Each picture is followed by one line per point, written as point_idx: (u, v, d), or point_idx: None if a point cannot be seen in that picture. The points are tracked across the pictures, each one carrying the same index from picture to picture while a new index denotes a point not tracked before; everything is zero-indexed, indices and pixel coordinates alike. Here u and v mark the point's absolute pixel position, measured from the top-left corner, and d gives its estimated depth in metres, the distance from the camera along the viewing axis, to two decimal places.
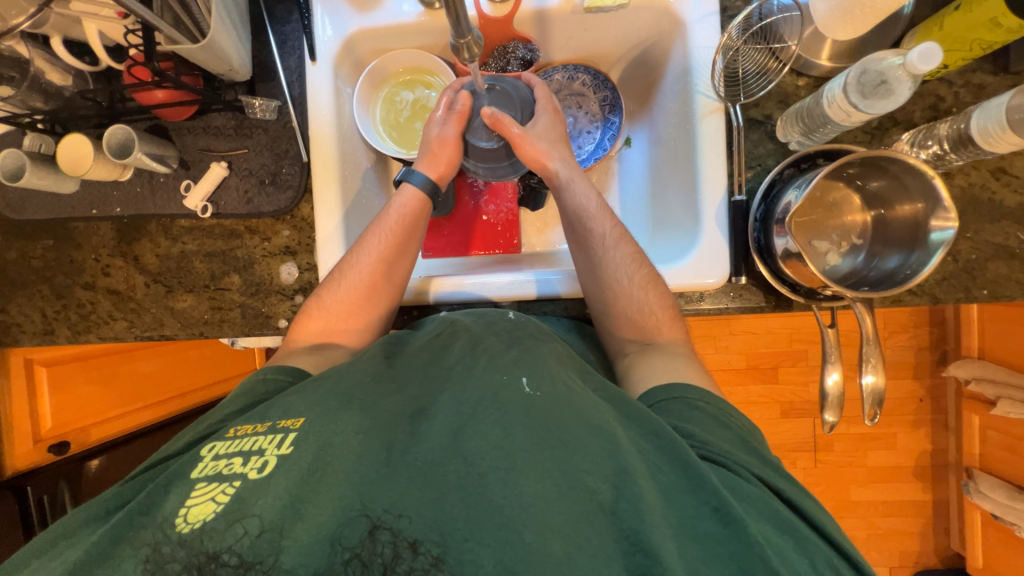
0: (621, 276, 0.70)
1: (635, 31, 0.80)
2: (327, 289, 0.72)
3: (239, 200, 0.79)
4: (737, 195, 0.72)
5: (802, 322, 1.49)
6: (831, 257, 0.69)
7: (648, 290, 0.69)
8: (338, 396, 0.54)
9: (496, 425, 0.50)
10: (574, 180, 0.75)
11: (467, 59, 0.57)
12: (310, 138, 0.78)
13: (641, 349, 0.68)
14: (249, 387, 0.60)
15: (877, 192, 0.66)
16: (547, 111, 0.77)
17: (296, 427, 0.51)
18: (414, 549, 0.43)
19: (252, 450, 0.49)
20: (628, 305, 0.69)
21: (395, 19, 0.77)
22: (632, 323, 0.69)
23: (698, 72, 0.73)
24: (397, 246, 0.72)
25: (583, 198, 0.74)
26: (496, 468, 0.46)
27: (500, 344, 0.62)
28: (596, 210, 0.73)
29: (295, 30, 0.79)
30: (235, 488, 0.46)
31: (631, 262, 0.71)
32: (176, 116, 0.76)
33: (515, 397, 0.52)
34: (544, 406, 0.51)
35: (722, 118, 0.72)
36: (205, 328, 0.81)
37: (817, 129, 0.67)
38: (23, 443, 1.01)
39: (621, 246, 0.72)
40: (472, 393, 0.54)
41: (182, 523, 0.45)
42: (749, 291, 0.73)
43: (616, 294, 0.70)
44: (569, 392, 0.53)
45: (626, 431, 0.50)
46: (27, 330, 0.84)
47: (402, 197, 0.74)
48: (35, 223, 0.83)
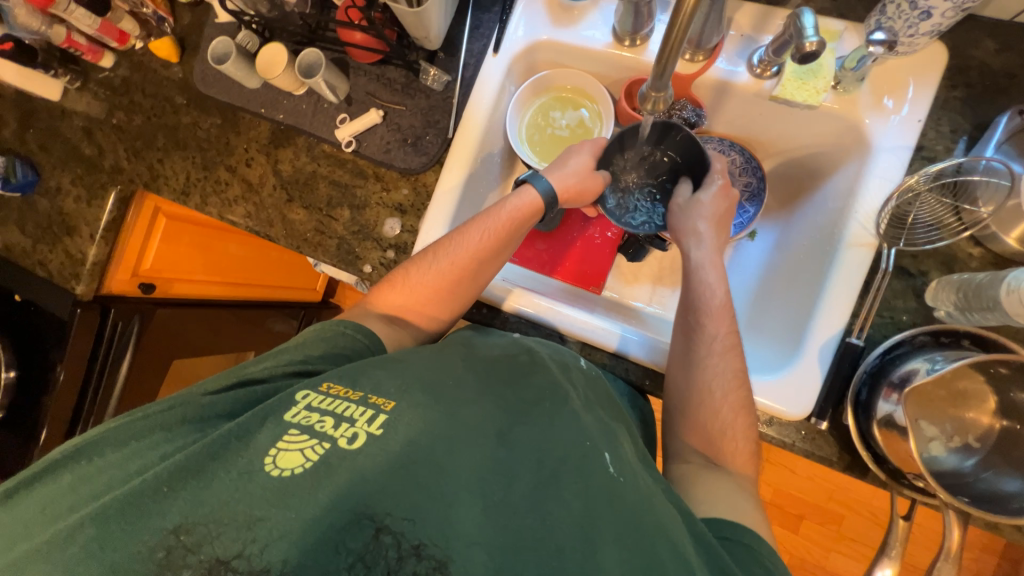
0: (714, 387, 0.63)
1: (811, 136, 0.76)
2: (416, 264, 0.72)
3: (379, 148, 0.85)
4: (854, 337, 0.66)
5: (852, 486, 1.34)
6: (935, 447, 0.61)
7: (739, 417, 0.61)
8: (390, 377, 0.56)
9: (575, 497, 0.46)
10: (705, 267, 0.69)
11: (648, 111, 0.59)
12: (461, 118, 0.82)
13: (703, 465, 0.61)
14: (329, 334, 0.64)
15: (1020, 406, 0.57)
16: (721, 193, 0.72)
17: (386, 409, 0.50)
18: (416, 553, 0.43)
19: (344, 415, 0.50)
20: (709, 419, 0.62)
21: (580, 42, 0.80)
22: (704, 437, 0.62)
23: (865, 200, 0.67)
24: (498, 244, 0.71)
25: (710, 287, 0.68)
26: (574, 548, 0.43)
27: (585, 403, 0.57)
28: (719, 308, 0.67)
29: (490, 21, 0.84)
30: (325, 449, 0.47)
31: (732, 378, 0.63)
32: (362, 58, 0.85)
33: (599, 475, 0.47)
34: (628, 497, 0.46)
35: (869, 255, 0.66)
36: (304, 244, 0.88)
37: (977, 309, 0.60)
38: (126, 271, 1.11)
39: (728, 357, 0.64)
40: (553, 446, 0.50)
41: (271, 465, 0.46)
42: (824, 439, 0.67)
43: (701, 403, 0.63)
44: (649, 492, 0.48)
45: (698, 562, 0.45)
46: (171, 183, 0.97)
47: (520, 196, 0.72)
48: (215, 101, 0.95)
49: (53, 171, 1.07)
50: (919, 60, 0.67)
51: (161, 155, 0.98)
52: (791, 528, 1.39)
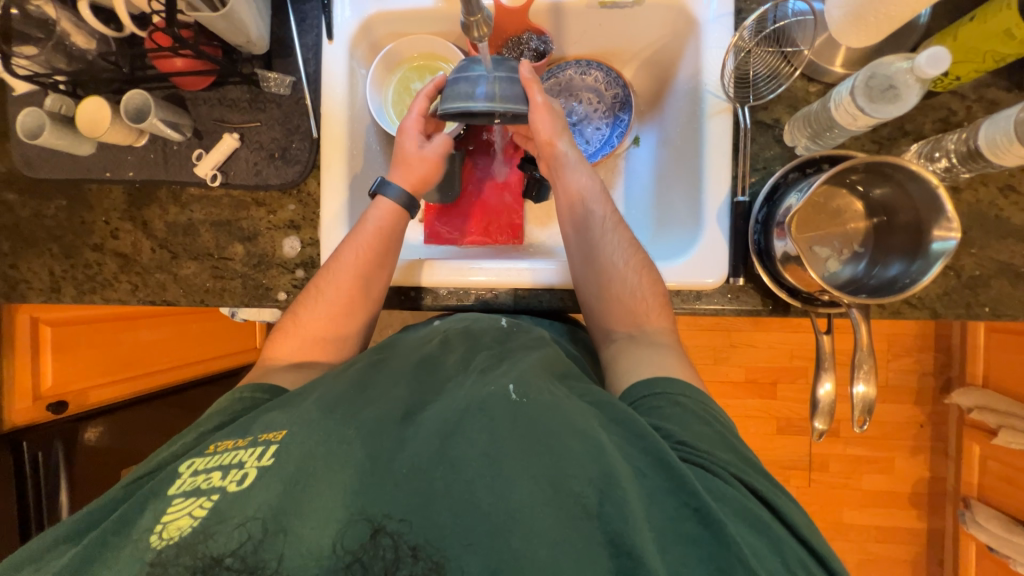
0: (615, 260, 0.70)
1: (652, 30, 0.80)
2: (302, 305, 0.71)
3: (248, 172, 0.80)
4: (740, 195, 0.72)
5: (802, 338, 1.48)
6: (832, 264, 0.68)
7: (643, 276, 0.69)
8: (320, 409, 0.53)
9: (481, 433, 0.48)
10: (579, 165, 0.76)
11: (477, 39, 0.58)
12: (321, 115, 0.79)
13: (626, 338, 0.67)
14: (225, 404, 0.61)
15: (881, 200, 0.65)
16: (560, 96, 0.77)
17: (278, 439, 0.49)
18: (414, 554, 0.42)
19: (232, 462, 0.48)
20: (620, 289, 0.69)
21: (411, 5, 0.79)
22: (622, 310, 0.69)
23: (709, 72, 0.73)
24: (376, 256, 0.72)
25: (583, 180, 0.75)
26: (482, 475, 0.45)
27: (491, 360, 0.61)
28: (596, 192, 0.75)
29: (314, 9, 0.79)
30: (214, 500, 0.45)
31: (627, 247, 0.71)
32: (193, 86, 0.78)
33: (501, 405, 0.50)
34: (531, 410, 0.50)
35: (729, 119, 0.71)
36: (207, 296, 0.82)
37: (823, 133, 0.67)
38: (23, 398, 1.01)
39: (616, 230, 0.72)
40: (458, 401, 0.52)
41: (158, 539, 0.44)
42: (746, 294, 0.73)
43: (609, 278, 0.70)
44: (554, 398, 0.52)
45: (607, 434, 0.49)
46: (35, 286, 0.86)
47: (378, 207, 0.75)
48: (52, 182, 0.85)
49: None
50: None
51: (10, 260, 0.87)
52: (767, 395, 1.51)
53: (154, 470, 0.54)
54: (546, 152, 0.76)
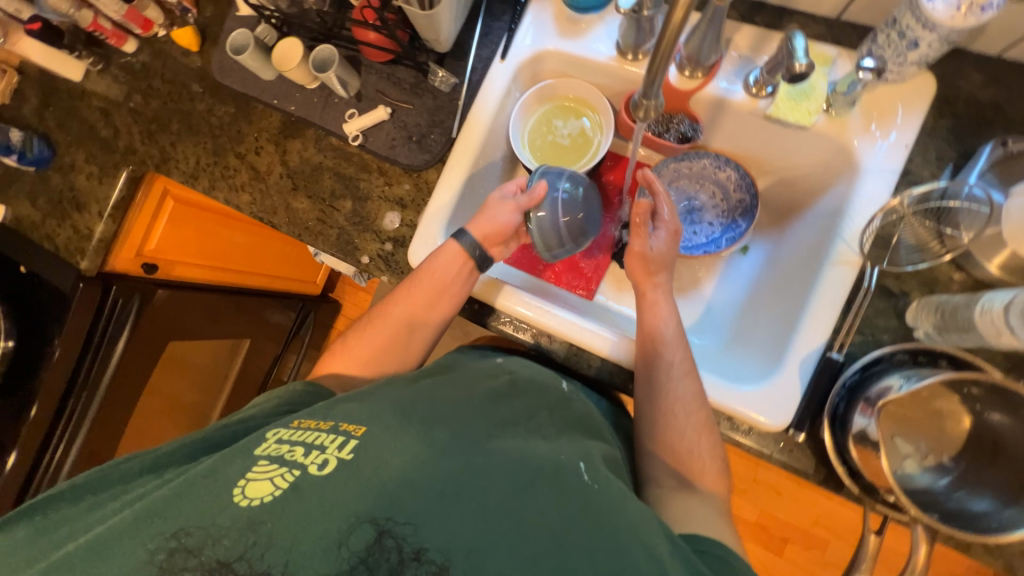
0: (677, 409, 0.66)
1: (805, 157, 0.77)
2: (355, 334, 0.78)
3: (385, 143, 0.87)
4: (834, 351, 0.67)
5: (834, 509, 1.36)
6: (909, 465, 0.63)
7: (701, 435, 0.65)
8: (395, 408, 0.58)
9: (549, 502, 0.49)
10: (660, 301, 0.74)
11: (642, 117, 0.63)
12: (465, 119, 0.84)
13: (677, 487, 0.63)
14: (282, 392, 0.68)
15: (997, 427, 0.58)
16: (669, 236, 0.76)
17: (357, 435, 0.54)
18: (417, 557, 0.45)
19: (313, 444, 0.53)
20: (677, 440, 0.66)
21: (585, 53, 0.82)
22: (677, 458, 0.65)
23: (850, 221, 0.69)
24: (429, 299, 0.76)
25: (663, 321, 0.72)
26: (543, 552, 0.46)
27: (551, 425, 0.62)
28: (673, 337, 0.71)
29: (500, 29, 0.86)
30: (295, 476, 0.50)
31: (693, 401, 0.67)
32: (373, 57, 0.87)
33: (570, 481, 0.51)
34: (600, 501, 0.50)
35: (853, 273, 0.67)
36: (305, 233, 0.90)
37: (953, 330, 0.61)
38: (128, 252, 1.13)
39: (686, 382, 0.68)
40: (528, 458, 0.53)
41: (239, 495, 0.49)
42: (801, 452, 0.67)
43: (670, 423, 0.66)
44: (621, 494, 0.52)
45: (670, 553, 0.48)
46: (180, 167, 1.00)
47: (445, 251, 0.76)
48: (230, 91, 0.98)
49: (68, 148, 1.10)
50: (910, 89, 0.68)
51: (174, 139, 1.02)
52: (773, 550, 1.39)
53: (230, 431, 0.62)
54: (636, 293, 0.76)
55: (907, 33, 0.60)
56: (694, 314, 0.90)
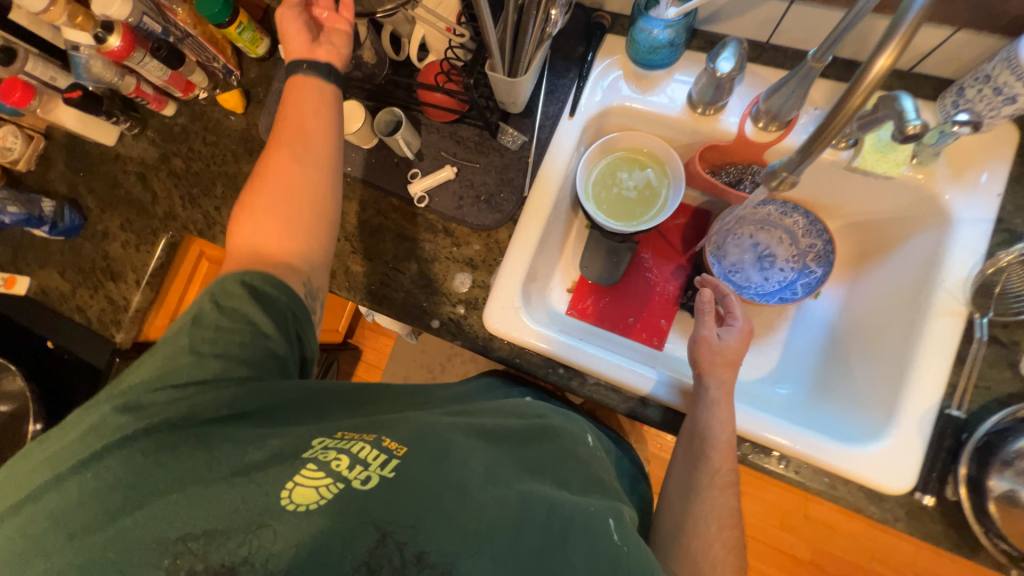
0: (701, 513, 0.64)
1: (884, 205, 0.78)
2: (259, 208, 0.69)
3: (451, 204, 0.85)
4: (954, 407, 0.65)
5: (890, 543, 1.37)
6: None
7: (722, 533, 0.63)
8: (444, 437, 0.56)
9: (575, 557, 0.47)
10: (719, 403, 0.69)
11: (770, 187, 0.60)
12: (536, 176, 0.83)
13: None
14: (222, 282, 0.63)
15: None
16: (742, 335, 0.73)
17: (399, 454, 0.52)
18: (418, 561, 0.44)
19: (358, 457, 0.50)
20: (690, 541, 0.63)
21: (655, 108, 0.82)
22: (681, 554, 0.63)
23: (950, 270, 0.68)
24: (305, 130, 0.72)
25: (720, 423, 0.67)
26: None
27: (579, 476, 0.59)
28: (725, 444, 0.66)
29: (566, 85, 0.85)
30: (340, 488, 0.47)
31: (726, 511, 0.64)
32: (438, 117, 0.86)
33: (600, 536, 0.50)
34: (628, 565, 0.48)
35: (960, 324, 0.66)
36: (366, 297, 0.86)
37: None
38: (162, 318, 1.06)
39: (725, 494, 0.65)
40: (562, 506, 0.51)
41: (286, 500, 0.46)
42: (928, 517, 0.64)
43: (689, 515, 0.65)
44: (644, 556, 0.50)
45: None
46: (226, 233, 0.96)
47: (297, 92, 0.74)
48: None
49: (100, 215, 1.04)
50: (991, 138, 0.69)
51: (217, 202, 0.98)
52: None
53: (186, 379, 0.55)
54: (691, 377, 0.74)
55: (1004, 89, 0.61)
56: (769, 362, 0.87)
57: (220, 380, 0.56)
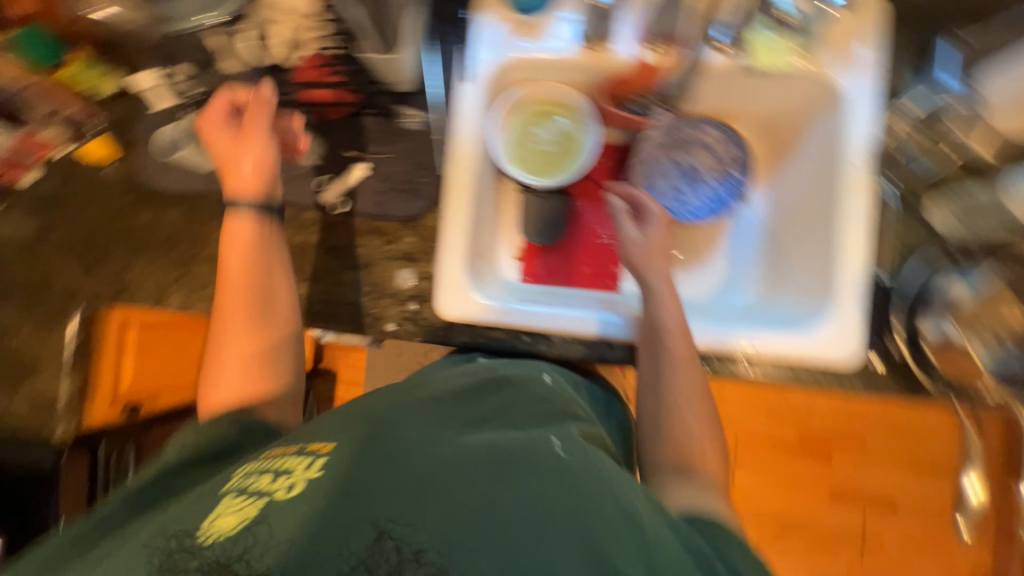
0: (677, 397, 0.66)
1: (782, 99, 0.81)
2: (223, 363, 0.67)
3: (371, 201, 0.81)
4: (881, 273, 0.72)
5: (861, 404, 1.50)
6: (977, 348, 0.67)
7: (695, 408, 0.66)
8: (370, 419, 0.54)
9: (530, 482, 0.45)
10: (660, 292, 0.72)
11: None
12: (449, 152, 0.80)
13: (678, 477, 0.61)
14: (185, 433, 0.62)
15: None
16: (661, 222, 0.77)
17: (324, 452, 0.50)
18: (416, 559, 0.39)
19: (282, 469, 0.50)
20: (672, 426, 0.65)
21: (550, 53, 0.80)
22: (673, 448, 0.64)
23: (851, 148, 0.72)
24: (246, 269, 0.70)
25: (664, 311, 0.70)
26: (529, 528, 0.41)
27: (532, 417, 0.59)
28: (676, 326, 0.69)
29: (454, 51, 0.81)
30: (264, 503, 0.45)
31: (697, 391, 0.67)
32: (330, 115, 0.81)
33: (547, 456, 0.48)
34: (579, 475, 0.47)
35: (869, 195, 0.71)
36: (312, 319, 0.82)
37: (976, 215, 0.69)
38: (103, 402, 1.00)
39: (690, 374, 0.68)
40: (506, 440, 0.50)
41: (202, 532, 0.44)
42: (876, 373, 0.70)
43: (668, 409, 0.66)
44: (598, 461, 0.51)
45: (645, 507, 0.47)
46: (142, 293, 0.88)
47: (235, 224, 0.71)
48: (174, 193, 0.88)
49: None
50: (859, 19, 0.74)
51: (122, 263, 0.89)
52: None
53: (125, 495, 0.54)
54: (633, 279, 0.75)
55: None
56: (718, 276, 0.90)
57: (169, 469, 0.57)
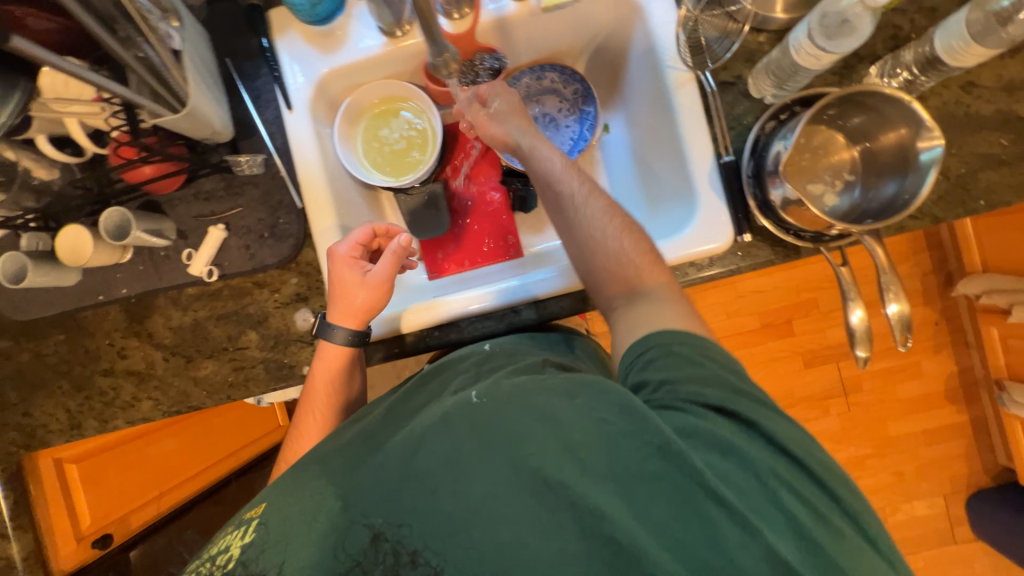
0: (596, 232, 0.67)
1: (595, 22, 0.82)
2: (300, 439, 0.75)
3: (242, 258, 0.79)
4: (725, 156, 0.73)
5: (804, 273, 1.58)
6: (829, 198, 0.70)
7: (623, 237, 0.67)
8: (299, 468, 0.63)
9: (444, 443, 0.53)
10: (536, 146, 0.72)
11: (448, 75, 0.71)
12: (298, 183, 0.78)
13: (626, 301, 0.65)
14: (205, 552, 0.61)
15: (859, 127, 0.68)
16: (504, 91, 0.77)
17: (257, 514, 0.58)
18: (414, 559, 0.49)
19: (224, 547, 0.57)
20: (605, 259, 0.67)
21: (361, 54, 0.79)
22: (613, 276, 0.66)
23: (662, 48, 0.74)
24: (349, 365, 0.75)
25: (547, 160, 0.71)
26: (452, 478, 0.51)
27: (467, 379, 0.69)
28: (563, 169, 0.70)
29: (266, 83, 0.79)
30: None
31: (606, 215, 0.68)
32: (165, 188, 0.77)
33: (463, 410, 0.55)
34: (490, 412, 0.54)
35: (695, 87, 0.73)
36: (231, 390, 0.81)
37: (789, 79, 0.68)
38: (68, 543, 0.99)
39: (594, 201, 0.68)
40: (427, 419, 0.57)
41: None
42: (756, 247, 0.74)
43: (592, 250, 0.67)
44: (513, 389, 0.56)
45: (567, 403, 0.53)
46: (53, 429, 0.84)
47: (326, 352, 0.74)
48: (45, 320, 0.83)
49: None
50: None
51: (20, 408, 0.85)
52: (787, 333, 1.59)
53: None
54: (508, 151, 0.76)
55: None
56: None
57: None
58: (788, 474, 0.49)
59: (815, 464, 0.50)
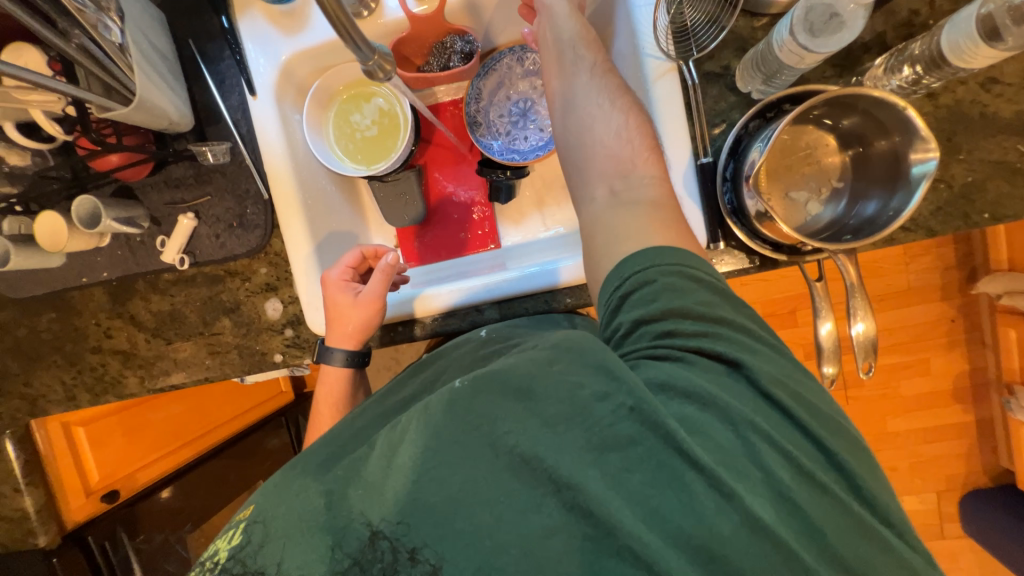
0: (597, 113, 0.63)
1: None
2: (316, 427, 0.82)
3: (213, 246, 0.80)
4: (703, 156, 0.68)
5: None
6: (812, 207, 0.65)
7: (629, 119, 0.62)
8: (286, 466, 0.58)
9: (419, 429, 0.48)
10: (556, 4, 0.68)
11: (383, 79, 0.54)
12: (265, 174, 0.77)
13: (610, 192, 0.60)
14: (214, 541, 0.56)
15: (851, 130, 0.62)
16: None
17: (244, 516, 0.52)
18: (414, 556, 0.43)
19: (219, 552, 0.50)
20: (601, 138, 0.63)
21: (325, 36, 0.75)
22: (606, 158, 0.62)
23: (642, 34, 0.67)
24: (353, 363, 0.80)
25: (561, 22, 0.67)
26: (436, 468, 0.45)
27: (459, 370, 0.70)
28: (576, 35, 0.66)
29: (230, 67, 0.77)
30: None
31: (614, 99, 0.64)
32: (136, 175, 0.77)
33: (443, 394, 0.49)
34: (468, 399, 0.47)
35: (676, 78, 0.66)
36: (209, 372, 0.84)
37: (776, 75, 0.63)
38: (76, 496, 1.05)
39: (604, 81, 0.65)
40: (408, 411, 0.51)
41: None
42: (731, 254, 0.70)
43: (591, 128, 0.63)
44: (502, 370, 0.49)
45: (547, 369, 0.47)
46: (52, 399, 0.90)
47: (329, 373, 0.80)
48: (37, 298, 0.87)
49: None
50: None
51: (22, 378, 0.91)
52: (790, 324, 1.54)
53: None
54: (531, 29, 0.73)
55: None
56: None
57: None
58: (778, 427, 0.45)
59: (799, 408, 0.47)
